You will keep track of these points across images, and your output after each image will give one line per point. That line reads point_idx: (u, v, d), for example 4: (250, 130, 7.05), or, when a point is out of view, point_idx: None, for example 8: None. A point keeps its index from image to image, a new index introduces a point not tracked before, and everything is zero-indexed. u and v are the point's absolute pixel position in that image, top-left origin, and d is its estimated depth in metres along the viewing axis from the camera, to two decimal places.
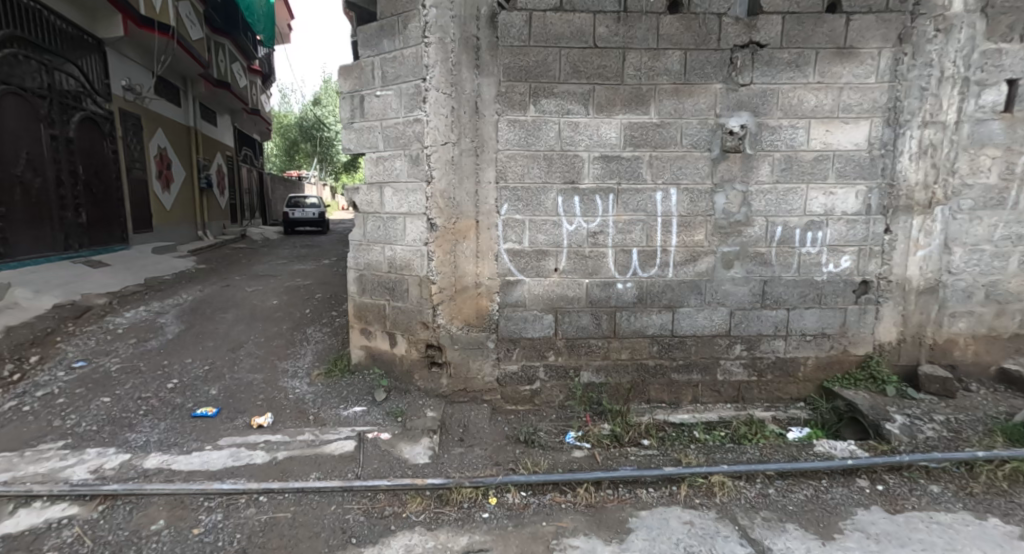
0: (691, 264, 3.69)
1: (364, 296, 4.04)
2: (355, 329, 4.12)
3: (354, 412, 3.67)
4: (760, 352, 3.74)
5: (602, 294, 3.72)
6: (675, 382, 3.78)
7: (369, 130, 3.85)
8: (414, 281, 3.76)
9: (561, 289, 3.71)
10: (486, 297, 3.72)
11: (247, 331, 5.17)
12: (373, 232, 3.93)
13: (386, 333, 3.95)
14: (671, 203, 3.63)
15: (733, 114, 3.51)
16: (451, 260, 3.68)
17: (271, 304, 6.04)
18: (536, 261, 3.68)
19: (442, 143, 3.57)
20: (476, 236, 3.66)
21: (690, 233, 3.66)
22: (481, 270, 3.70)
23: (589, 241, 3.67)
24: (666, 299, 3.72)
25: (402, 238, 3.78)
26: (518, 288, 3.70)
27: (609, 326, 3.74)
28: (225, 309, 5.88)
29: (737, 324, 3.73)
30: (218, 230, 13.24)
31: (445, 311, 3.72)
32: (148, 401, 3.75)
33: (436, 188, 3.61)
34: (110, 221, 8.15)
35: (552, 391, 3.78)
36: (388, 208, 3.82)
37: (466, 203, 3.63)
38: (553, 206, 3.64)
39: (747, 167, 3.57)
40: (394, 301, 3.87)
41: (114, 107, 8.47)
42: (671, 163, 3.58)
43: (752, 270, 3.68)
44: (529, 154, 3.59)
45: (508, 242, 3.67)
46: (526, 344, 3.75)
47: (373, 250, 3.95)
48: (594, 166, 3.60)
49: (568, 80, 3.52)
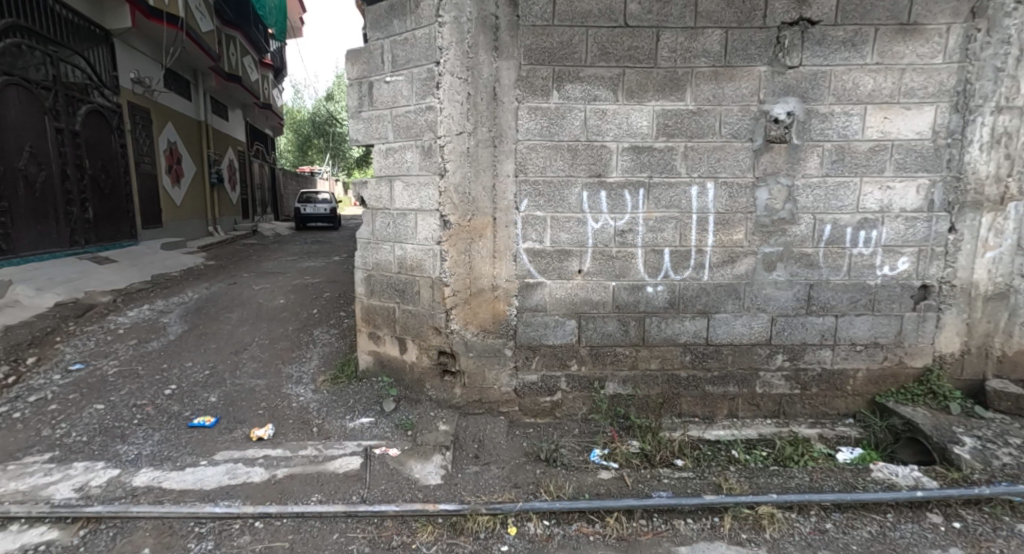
0: (729, 266, 3.37)
1: (372, 298, 3.78)
2: (363, 333, 3.86)
3: (360, 423, 3.40)
4: (804, 363, 3.40)
5: (630, 299, 3.41)
6: (709, 395, 3.46)
7: (378, 119, 3.57)
8: (425, 283, 3.48)
9: (585, 292, 3.41)
10: (503, 301, 3.43)
11: (253, 333, 4.94)
12: (383, 230, 3.66)
13: (395, 339, 3.69)
14: (708, 198, 3.31)
15: (779, 100, 3.17)
16: (466, 260, 3.40)
17: (277, 304, 5.81)
18: (558, 262, 3.38)
19: (456, 134, 3.29)
20: (492, 234, 3.37)
21: (728, 232, 3.34)
22: (497, 272, 3.40)
23: (617, 240, 3.36)
24: (701, 304, 3.41)
25: (413, 236, 3.50)
26: (539, 291, 3.41)
27: (637, 333, 3.43)
28: (230, 309, 5.66)
29: (779, 332, 3.40)
30: (229, 225, 13.11)
31: (458, 316, 3.44)
32: (143, 409, 3.47)
33: (449, 182, 3.32)
34: (117, 216, 7.98)
35: (575, 403, 3.48)
36: (399, 204, 3.54)
37: (482, 199, 3.34)
38: (578, 202, 3.33)
39: (793, 159, 3.22)
40: (404, 305, 3.60)
41: (121, 100, 8.29)
42: (708, 155, 3.26)
43: (797, 272, 3.34)
44: (551, 145, 3.29)
45: (528, 240, 3.37)
46: (546, 352, 3.46)
47: (382, 249, 3.67)
48: (622, 157, 3.28)
49: (596, 64, 3.21)
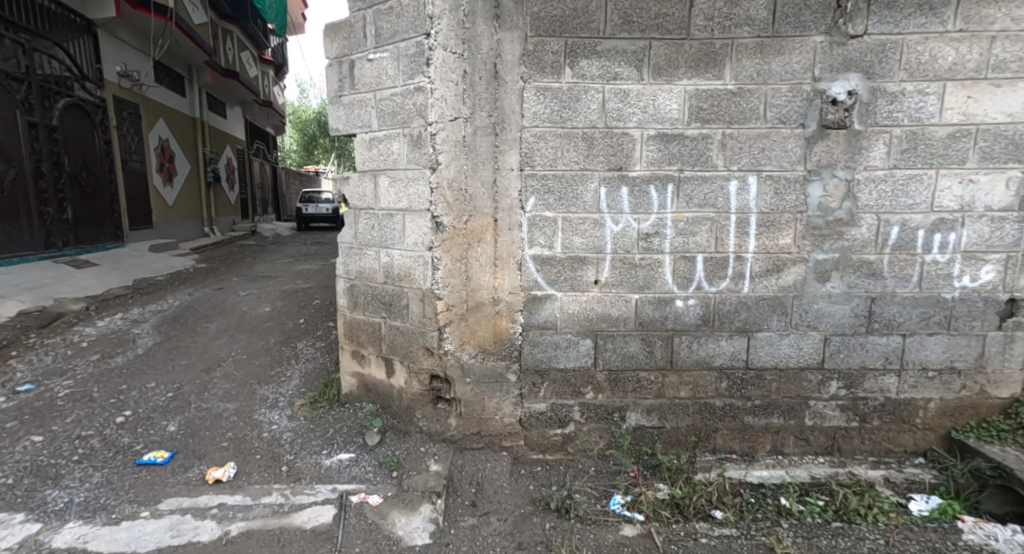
0: (774, 276, 2.85)
1: (355, 312, 3.29)
2: (345, 352, 3.37)
3: (339, 460, 2.90)
4: (863, 392, 2.86)
5: (656, 315, 2.90)
6: (749, 427, 2.93)
7: (361, 104, 3.07)
8: (415, 295, 2.98)
9: (603, 306, 2.90)
10: (506, 317, 2.92)
11: (230, 346, 4.45)
12: (367, 234, 3.16)
13: (381, 359, 3.19)
14: (749, 196, 2.79)
15: (837, 77, 2.64)
16: (463, 269, 2.91)
17: (262, 313, 5.34)
18: (570, 271, 2.87)
19: (450, 119, 2.80)
20: (493, 238, 2.88)
21: (773, 235, 2.81)
22: (499, 283, 2.90)
23: (641, 244, 2.85)
24: (740, 320, 2.89)
25: (401, 241, 3.00)
26: (548, 306, 2.90)
27: (664, 354, 2.92)
28: (210, 318, 5.17)
29: (833, 354, 2.86)
30: (226, 226, 12.69)
31: (454, 334, 2.93)
32: (87, 441, 2.98)
33: (443, 176, 2.83)
34: (101, 217, 7.54)
35: (590, 436, 2.97)
36: (384, 203, 3.05)
37: (481, 197, 2.86)
38: (595, 200, 2.82)
39: (854, 148, 2.70)
40: (391, 320, 3.10)
41: (106, 94, 7.85)
42: (750, 144, 2.74)
43: (856, 283, 2.81)
44: (564, 132, 2.78)
45: (534, 246, 2.86)
46: (556, 377, 2.95)
47: (366, 255, 3.18)
48: (648, 147, 2.77)
49: (617, 35, 2.70)
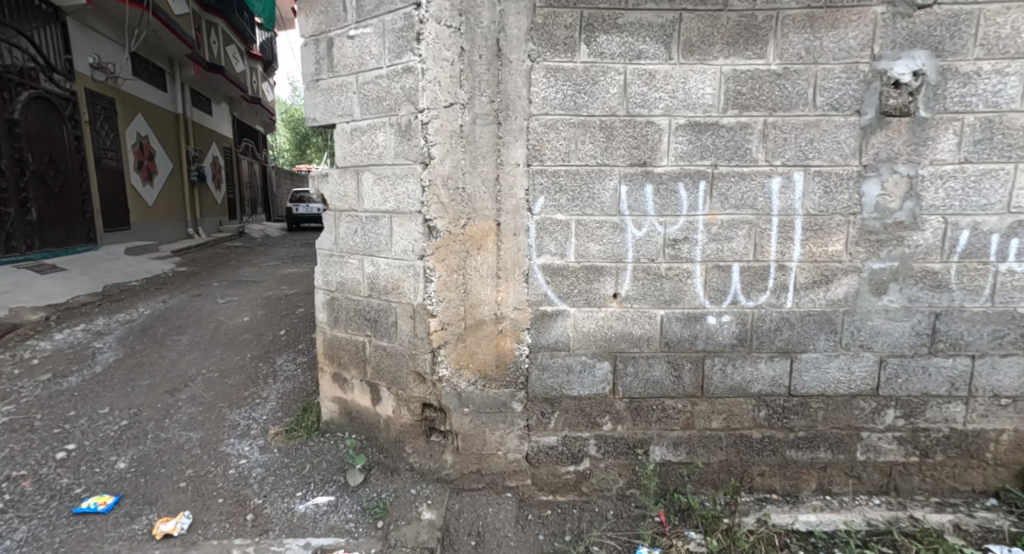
0: (822, 288, 2.45)
1: (337, 329, 2.89)
2: (325, 374, 2.97)
3: (315, 505, 2.48)
4: (925, 423, 2.47)
5: (684, 333, 2.51)
6: (793, 464, 2.53)
7: (340, 90, 2.65)
8: (405, 311, 2.57)
9: (623, 324, 2.51)
10: (510, 336, 2.52)
11: (201, 362, 4.01)
12: (349, 240, 2.76)
13: (366, 384, 2.79)
14: (794, 194, 2.39)
15: (901, 54, 2.25)
16: (460, 280, 2.51)
17: (240, 323, 4.90)
18: (585, 282, 2.49)
19: (445, 106, 2.39)
20: (495, 245, 2.48)
21: (821, 239, 2.41)
22: (502, 297, 2.50)
23: (667, 252, 2.47)
24: (782, 339, 2.49)
25: (390, 248, 2.60)
26: (558, 323, 2.51)
27: (693, 378, 2.53)
28: (182, 328, 4.72)
29: (890, 379, 2.47)
30: (212, 227, 12.19)
31: (449, 357, 2.53)
32: (18, 484, 2.55)
33: (438, 173, 2.43)
34: (70, 218, 7.08)
35: (608, 474, 2.57)
36: (369, 204, 2.64)
37: (481, 197, 2.46)
38: (615, 200, 2.43)
39: (918, 138, 2.30)
40: (377, 339, 2.70)
41: (77, 87, 7.36)
42: (797, 134, 2.34)
43: (918, 297, 2.42)
44: (578, 121, 2.38)
45: (544, 253, 2.47)
46: (569, 406, 2.55)
47: (350, 264, 2.78)
48: (677, 139, 2.38)
49: (642, 5, 2.30)
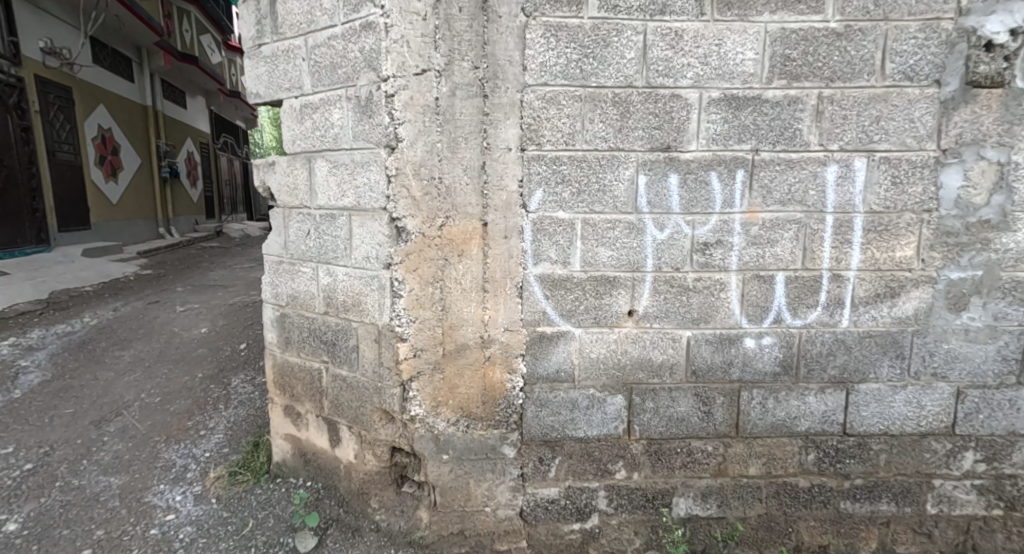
0: (888, 304, 1.97)
1: (289, 352, 2.38)
2: (276, 407, 2.46)
3: None
4: (1012, 468, 2.01)
5: (715, 358, 2.04)
6: (850, 520, 2.05)
7: (287, 56, 2.13)
8: (369, 333, 2.07)
9: (640, 347, 2.04)
10: (499, 364, 2.02)
11: (141, 383, 3.46)
12: (301, 244, 2.24)
13: (323, 421, 2.28)
14: (854, 187, 1.91)
15: (993, 9, 1.79)
16: (437, 294, 2.00)
17: (196, 335, 4.34)
18: (593, 297, 2.01)
19: (416, 73, 1.89)
20: (481, 250, 1.98)
21: (887, 242, 1.93)
22: (490, 316, 2.00)
23: (696, 258, 1.99)
24: (836, 366, 2.01)
25: (349, 255, 2.09)
26: (560, 348, 2.02)
27: (726, 415, 2.05)
28: (127, 342, 4.16)
29: (971, 415, 1.99)
30: (186, 227, 11.53)
31: (424, 392, 2.02)
32: None
33: (407, 160, 1.93)
34: (13, 219, 6.53)
35: (621, 533, 2.08)
36: (323, 200, 2.13)
37: (463, 190, 1.95)
38: (631, 194, 1.95)
39: (1011, 115, 1.84)
40: (335, 367, 2.19)
41: (25, 73, 6.74)
42: (859, 110, 1.86)
43: (1006, 314, 1.95)
44: (586, 94, 1.89)
45: (542, 260, 1.98)
46: (573, 450, 2.07)
47: (302, 273, 2.26)
48: (709, 117, 1.89)
49: None
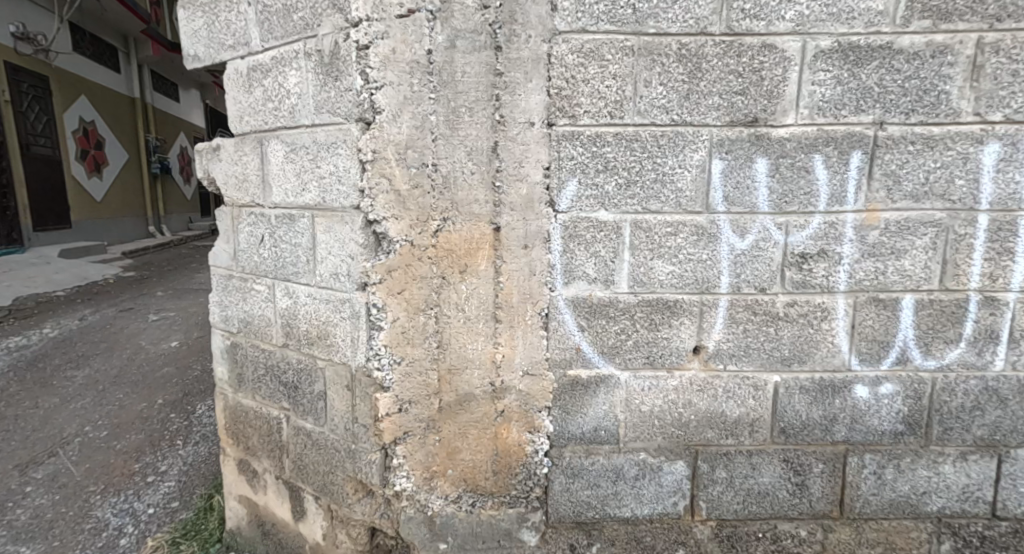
0: None
1: (242, 393, 1.83)
2: (228, 461, 1.92)
3: None
4: None
5: (814, 411, 1.48)
6: None
7: (229, 1, 1.58)
8: (339, 377, 1.52)
9: (710, 398, 1.49)
10: (516, 421, 1.49)
11: (88, 412, 2.93)
12: (253, 255, 1.70)
13: (283, 486, 1.74)
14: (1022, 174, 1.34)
15: None
16: (432, 325, 1.45)
17: (165, 349, 3.81)
18: (646, 329, 1.46)
19: (400, 15, 1.33)
20: (492, 265, 1.43)
21: None
22: (503, 355, 1.46)
23: (790, 275, 1.43)
24: (984, 426, 1.45)
25: (313, 271, 1.54)
26: (600, 398, 1.48)
27: (827, 489, 1.50)
28: (84, 359, 3.64)
29: None
30: (180, 225, 11.03)
31: (414, 458, 1.49)
32: None
33: (388, 139, 1.38)
34: None
35: None
36: (279, 195, 1.58)
37: (467, 183, 1.41)
38: (703, 186, 1.39)
39: None
40: (297, 418, 1.65)
41: None
42: None
43: None
44: (641, 43, 1.34)
45: (576, 279, 1.43)
46: (616, 535, 1.53)
47: (255, 292, 1.72)
48: (816, 76, 1.34)
49: None
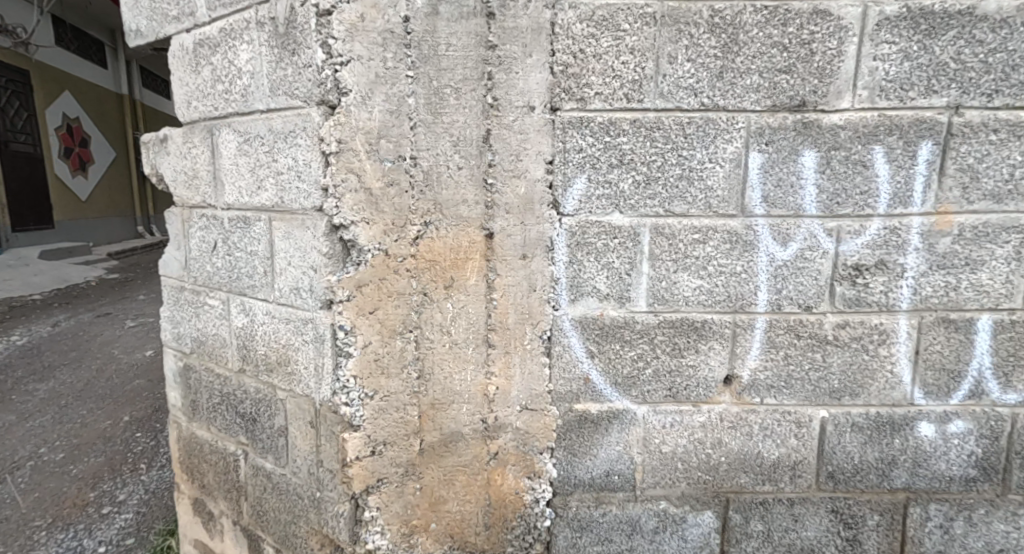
0: None
1: (196, 423, 1.59)
2: (182, 499, 1.67)
3: None
4: None
5: (868, 453, 1.24)
6: None
7: None
8: (302, 411, 1.28)
9: (744, 437, 1.24)
10: (512, 465, 1.24)
11: (45, 431, 2.68)
12: (205, 264, 1.45)
13: (242, 533, 1.49)
14: None
15: None
16: (411, 352, 1.21)
17: (139, 360, 3.56)
18: (668, 355, 1.22)
19: None
20: (483, 280, 1.19)
21: None
22: (496, 387, 1.22)
23: (842, 291, 1.18)
24: None
25: (270, 285, 1.30)
26: (613, 437, 1.23)
27: (883, 545, 1.26)
28: (49, 371, 3.38)
29: None
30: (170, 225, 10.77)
31: (390, 510, 1.25)
32: None
33: (356, 126, 1.13)
34: None
35: None
36: (232, 194, 1.34)
37: (453, 181, 1.16)
38: (738, 183, 1.15)
39: None
40: (256, 456, 1.41)
41: None
42: None
43: None
44: (665, 8, 1.09)
45: (584, 296, 1.19)
46: None
47: (209, 307, 1.47)
48: (879, 49, 1.09)
49: None
